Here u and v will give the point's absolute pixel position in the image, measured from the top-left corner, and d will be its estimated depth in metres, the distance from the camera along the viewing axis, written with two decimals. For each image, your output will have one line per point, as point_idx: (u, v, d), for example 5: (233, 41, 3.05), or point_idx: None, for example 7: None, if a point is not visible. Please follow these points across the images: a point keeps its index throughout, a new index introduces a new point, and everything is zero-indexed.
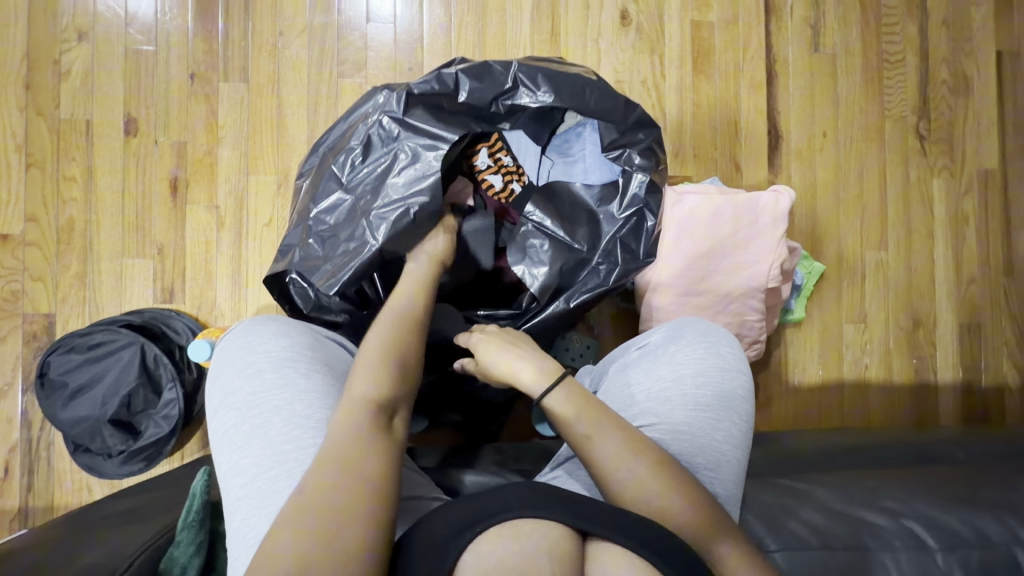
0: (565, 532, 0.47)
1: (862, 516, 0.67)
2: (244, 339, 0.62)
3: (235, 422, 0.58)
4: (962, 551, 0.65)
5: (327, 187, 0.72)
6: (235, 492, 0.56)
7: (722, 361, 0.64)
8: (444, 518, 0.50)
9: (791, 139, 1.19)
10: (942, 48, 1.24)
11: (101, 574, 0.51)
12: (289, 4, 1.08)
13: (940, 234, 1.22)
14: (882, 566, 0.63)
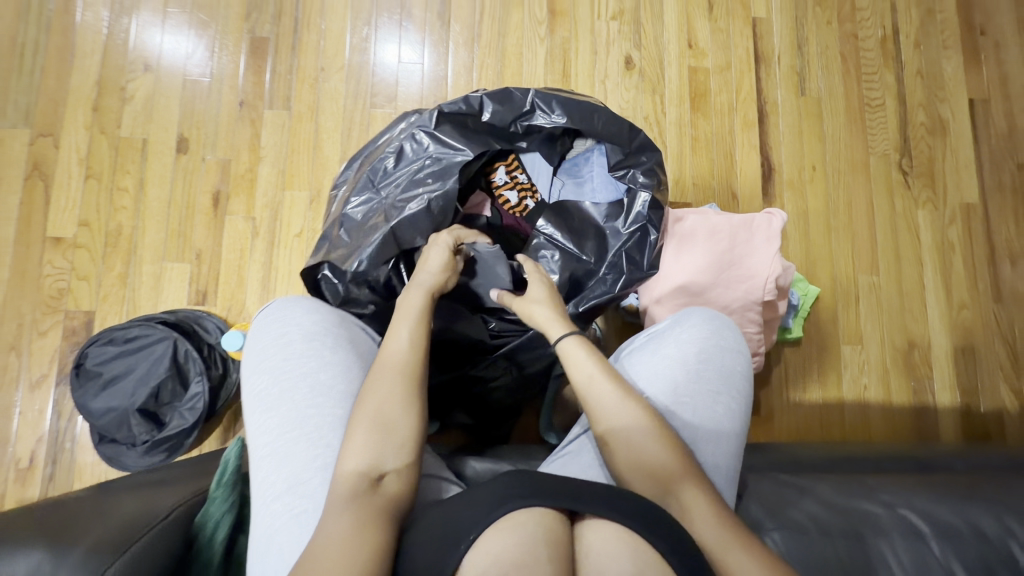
0: (559, 519, 0.51)
1: (862, 506, 0.66)
2: (280, 312, 0.68)
3: (266, 385, 0.64)
4: (960, 542, 0.62)
5: (364, 190, 0.81)
6: (261, 448, 0.62)
7: (722, 341, 0.70)
8: (447, 511, 0.53)
9: (782, 172, 1.29)
10: (918, 95, 1.36)
11: (144, 521, 0.55)
12: (331, 45, 1.22)
13: (927, 262, 1.30)
14: (878, 552, 0.62)
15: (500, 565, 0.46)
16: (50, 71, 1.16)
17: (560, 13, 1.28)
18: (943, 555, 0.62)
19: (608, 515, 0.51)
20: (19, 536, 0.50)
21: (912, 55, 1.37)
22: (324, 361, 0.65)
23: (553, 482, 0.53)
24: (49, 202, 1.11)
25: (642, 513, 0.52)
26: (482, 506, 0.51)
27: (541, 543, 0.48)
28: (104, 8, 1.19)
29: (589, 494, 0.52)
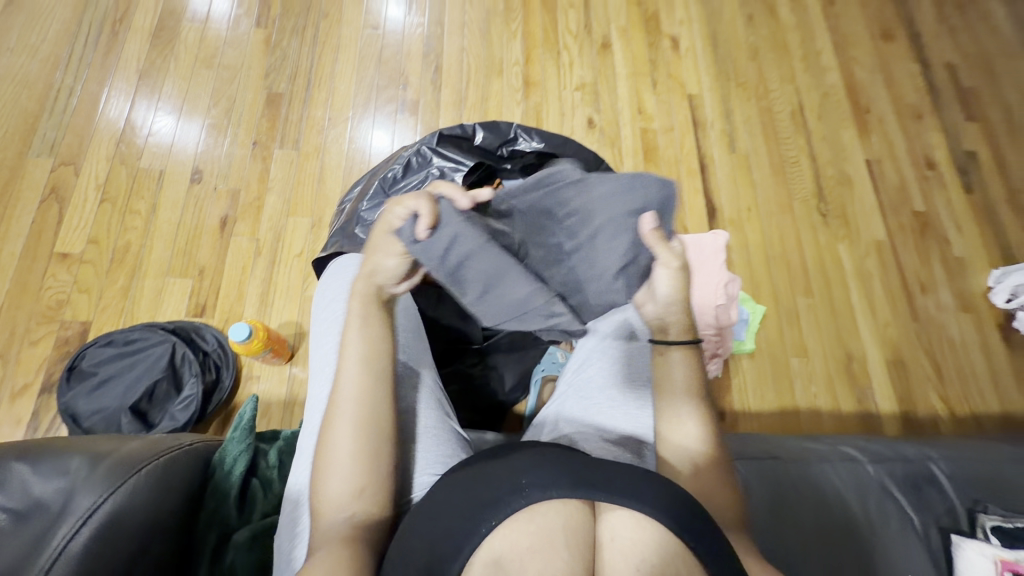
0: (579, 508, 0.51)
1: (814, 448, 0.76)
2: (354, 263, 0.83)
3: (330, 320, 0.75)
4: (889, 464, 0.73)
5: (376, 195, 0.96)
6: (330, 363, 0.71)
7: (662, 314, 0.91)
8: (466, 499, 0.54)
9: (723, 211, 1.52)
10: (826, 155, 1.66)
11: (166, 442, 0.60)
12: (338, 99, 1.42)
13: (853, 287, 1.51)
14: (824, 474, 0.71)
15: (517, 550, 0.49)
16: (81, 112, 1.31)
17: (533, 84, 1.54)
18: (875, 473, 0.71)
19: (625, 503, 0.51)
20: (54, 442, 0.54)
21: (817, 125, 1.69)
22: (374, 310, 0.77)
23: (573, 470, 0.53)
24: (61, 222, 1.20)
25: (666, 504, 0.51)
26: (502, 488, 0.53)
27: (558, 527, 0.49)
28: (138, 64, 1.38)
29: (606, 481, 0.52)
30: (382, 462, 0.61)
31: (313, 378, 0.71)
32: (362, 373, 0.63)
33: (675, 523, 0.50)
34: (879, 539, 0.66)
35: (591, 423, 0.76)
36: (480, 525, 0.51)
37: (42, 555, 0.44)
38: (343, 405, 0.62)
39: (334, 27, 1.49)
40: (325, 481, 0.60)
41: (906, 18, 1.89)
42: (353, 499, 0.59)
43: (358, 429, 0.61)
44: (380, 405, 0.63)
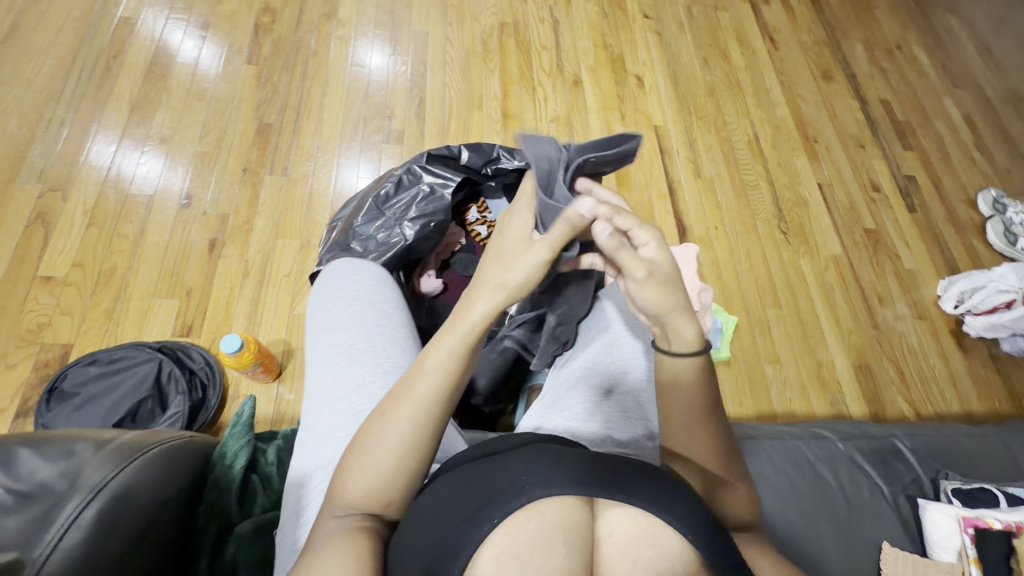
0: (578, 506, 0.46)
1: (798, 435, 0.85)
2: (350, 263, 0.82)
3: (341, 307, 0.76)
4: (855, 441, 0.84)
5: (371, 212, 1.02)
6: (331, 357, 0.72)
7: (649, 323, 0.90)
8: (455, 496, 0.49)
9: (693, 230, 1.62)
10: (783, 179, 1.80)
11: (158, 437, 0.60)
12: (326, 130, 1.49)
13: (817, 298, 1.61)
14: (802, 451, 0.82)
15: (512, 549, 0.44)
16: (71, 141, 1.35)
17: (511, 116, 1.65)
18: (845, 448, 0.83)
19: (626, 500, 0.47)
20: (51, 434, 0.54)
21: (772, 153, 1.84)
22: (387, 297, 0.78)
23: (579, 465, 0.48)
24: (45, 246, 1.21)
25: (671, 503, 0.47)
26: (499, 484, 0.47)
27: (554, 527, 0.45)
28: (130, 97, 1.43)
29: (612, 478, 0.48)
30: (413, 476, 0.57)
31: (318, 369, 0.72)
32: (436, 394, 0.58)
33: (685, 526, 0.47)
34: (853, 503, 0.77)
35: (578, 412, 0.78)
36: (475, 524, 0.45)
37: (52, 527, 0.47)
38: (395, 427, 0.57)
39: (323, 65, 1.59)
40: (345, 483, 0.57)
41: (842, 62, 2.11)
42: (365, 506, 0.56)
43: (400, 447, 0.56)
44: (432, 427, 0.58)
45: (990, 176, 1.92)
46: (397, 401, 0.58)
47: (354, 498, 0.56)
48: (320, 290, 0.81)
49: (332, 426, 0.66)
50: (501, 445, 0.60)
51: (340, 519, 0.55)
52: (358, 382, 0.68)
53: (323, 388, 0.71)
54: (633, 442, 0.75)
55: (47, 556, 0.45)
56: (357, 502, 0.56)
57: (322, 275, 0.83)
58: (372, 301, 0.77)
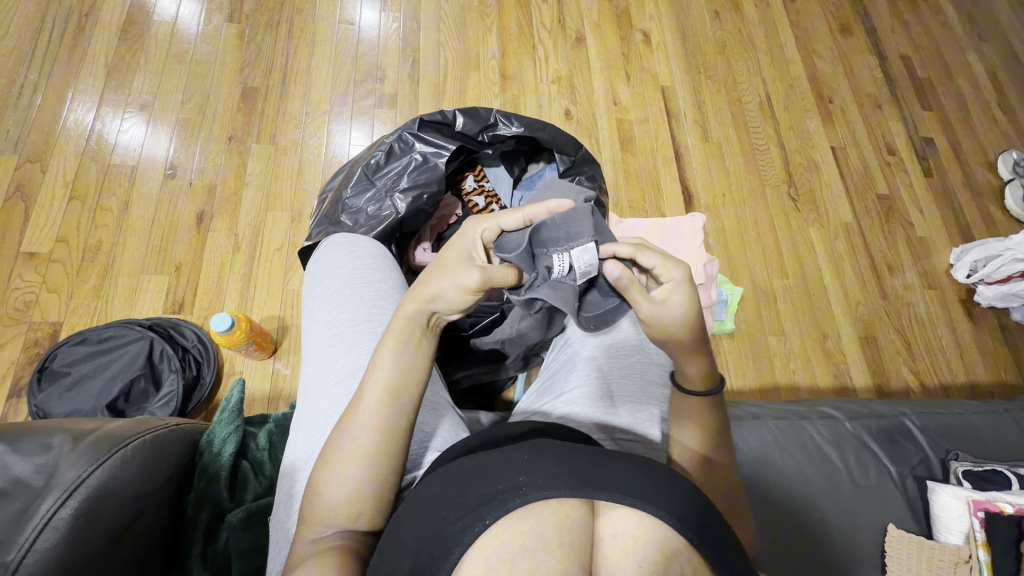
0: (578, 506, 0.45)
1: (804, 414, 0.83)
2: (349, 238, 0.78)
3: (339, 286, 0.72)
4: (863, 420, 0.82)
5: (361, 182, 0.97)
6: (329, 339, 0.68)
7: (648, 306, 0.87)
8: (448, 495, 0.47)
9: (699, 198, 1.56)
10: (796, 143, 1.72)
11: (141, 427, 0.58)
12: (315, 95, 1.41)
13: (825, 268, 1.56)
14: (807, 431, 0.80)
15: (507, 550, 0.43)
16: (46, 109, 1.28)
17: (510, 77, 1.56)
18: (853, 428, 0.81)
19: (629, 503, 0.45)
20: (29, 426, 0.52)
21: (784, 116, 1.75)
22: (386, 276, 0.75)
23: (581, 464, 0.47)
24: (27, 221, 1.16)
25: (679, 504, 0.46)
26: (496, 484, 0.46)
27: (552, 527, 0.43)
28: (106, 60, 1.35)
29: (612, 477, 0.46)
30: (388, 478, 0.57)
31: (315, 351, 0.69)
32: (389, 398, 0.57)
33: (688, 528, 0.45)
34: (860, 485, 0.76)
35: (577, 394, 0.75)
36: (467, 527, 0.44)
37: (27, 527, 0.45)
38: (352, 435, 0.56)
39: (309, 23, 1.49)
40: (320, 494, 0.56)
41: (863, 14, 1.98)
42: (343, 517, 0.55)
43: (362, 451, 0.55)
44: (392, 433, 0.57)
45: (1012, 137, 1.83)
46: (350, 409, 0.57)
47: (329, 511, 0.55)
48: (318, 266, 0.78)
49: (327, 411, 0.63)
50: (494, 438, 0.59)
51: (320, 534, 0.54)
52: (355, 366, 0.65)
53: (319, 370, 0.67)
54: (634, 426, 0.73)
55: (22, 559, 0.43)
56: (331, 514, 0.55)
57: (320, 250, 0.79)
58: (371, 280, 0.73)
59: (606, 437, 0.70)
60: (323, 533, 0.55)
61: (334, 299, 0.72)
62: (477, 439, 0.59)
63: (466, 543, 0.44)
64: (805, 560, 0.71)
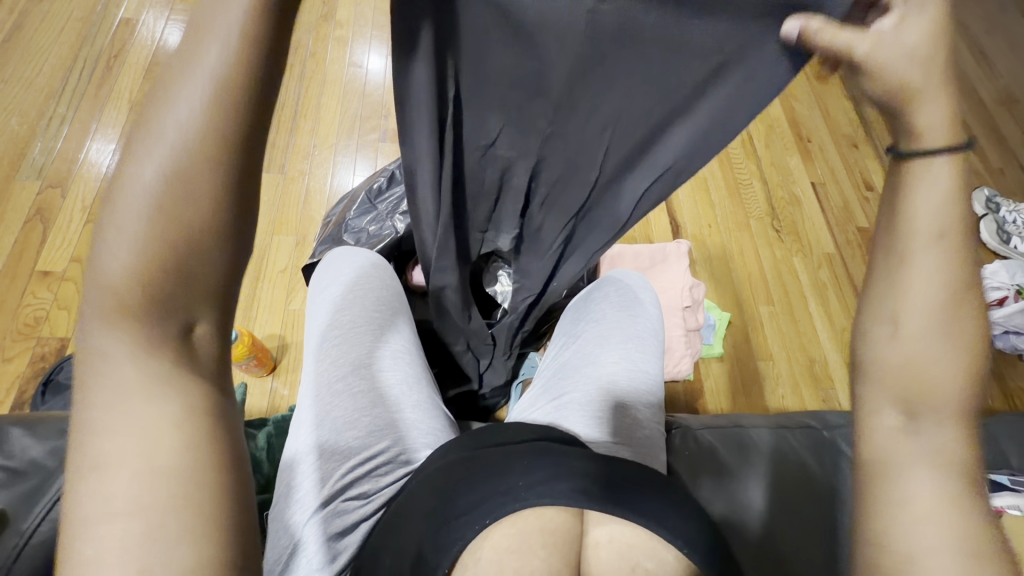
0: (570, 515, 0.50)
1: (775, 419, 0.92)
2: (351, 252, 0.83)
3: (340, 292, 0.77)
4: (841, 431, 0.89)
5: (363, 206, 1.04)
6: (329, 339, 0.72)
7: (639, 312, 0.90)
8: (446, 498, 0.51)
9: (686, 229, 1.64)
10: (778, 178, 1.80)
11: None
12: (323, 130, 1.50)
13: (810, 293, 1.60)
14: (784, 437, 0.88)
15: (499, 550, 0.47)
16: (71, 139, 1.36)
17: None
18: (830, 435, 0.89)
19: (622, 514, 0.50)
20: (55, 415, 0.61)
21: (766, 153, 1.85)
22: (386, 285, 0.81)
23: (583, 479, 0.51)
24: (44, 242, 1.22)
25: (668, 516, 0.50)
26: (497, 486, 0.50)
27: (536, 531, 0.48)
28: (130, 97, 1.45)
29: (610, 491, 0.51)
30: (212, 279, 0.35)
31: (313, 352, 0.72)
32: (195, 125, 0.32)
33: (677, 537, 0.49)
34: (839, 490, 0.83)
35: (570, 401, 0.79)
36: (466, 529, 0.48)
37: (40, 502, 0.54)
38: (141, 170, 0.33)
39: (320, 66, 1.60)
40: (99, 292, 0.34)
41: None
42: (145, 335, 0.35)
43: (152, 216, 0.33)
44: (211, 163, 0.33)
45: (984, 176, 1.92)
46: (137, 127, 0.33)
47: (127, 327, 0.34)
48: (321, 275, 0.82)
49: (328, 405, 0.67)
50: (491, 439, 0.61)
51: (114, 364, 0.35)
52: (356, 363, 0.70)
53: (319, 371, 0.70)
54: (624, 432, 0.76)
55: (34, 528, 0.53)
56: (125, 329, 0.34)
57: (325, 260, 0.84)
58: (370, 288, 0.78)
59: (603, 447, 0.73)
60: (121, 357, 0.35)
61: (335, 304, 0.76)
62: (476, 439, 0.61)
63: (463, 540, 0.47)
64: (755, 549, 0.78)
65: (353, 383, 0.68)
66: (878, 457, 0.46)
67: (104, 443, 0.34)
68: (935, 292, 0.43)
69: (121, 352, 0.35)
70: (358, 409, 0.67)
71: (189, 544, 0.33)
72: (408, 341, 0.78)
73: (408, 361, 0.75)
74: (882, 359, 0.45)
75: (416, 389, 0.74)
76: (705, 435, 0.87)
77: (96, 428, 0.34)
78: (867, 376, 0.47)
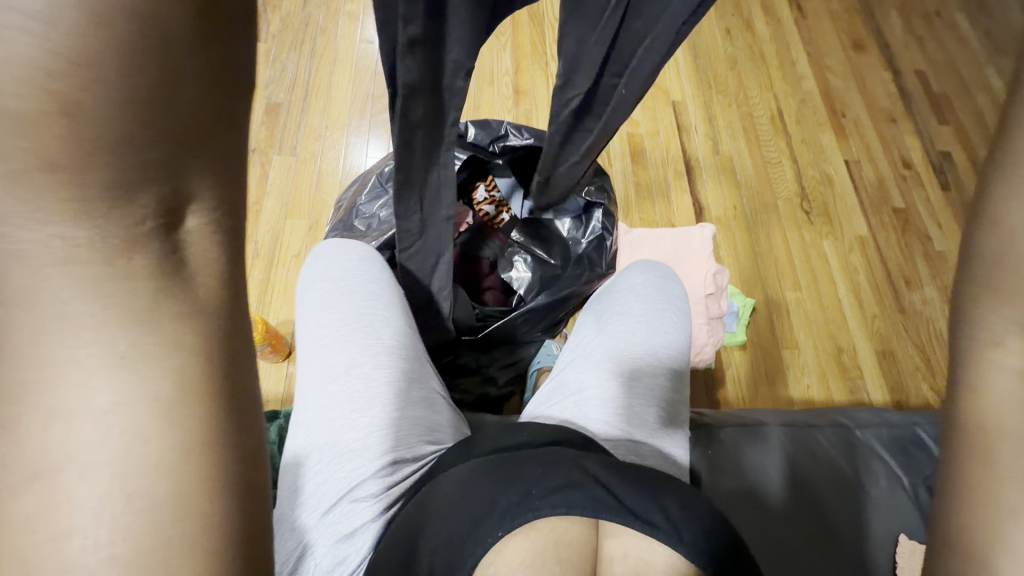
0: (585, 529, 0.49)
1: (804, 416, 0.88)
2: (335, 246, 0.80)
3: (329, 289, 0.75)
4: (875, 429, 0.86)
5: (374, 190, 1.01)
6: (322, 338, 0.71)
7: (662, 303, 0.86)
8: (453, 507, 0.49)
9: (710, 211, 1.57)
10: (808, 156, 1.71)
11: None
12: (334, 110, 1.46)
13: (840, 278, 1.53)
14: (812, 435, 0.84)
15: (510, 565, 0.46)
16: None
17: (523, 92, 1.58)
18: (863, 436, 0.85)
19: (639, 526, 0.47)
20: None
21: (797, 129, 1.75)
22: (376, 277, 0.78)
23: (599, 488, 0.49)
24: None
25: (692, 530, 0.47)
26: (510, 495, 0.48)
27: (547, 544, 0.47)
28: None
29: (628, 499, 0.48)
30: (170, 166, 0.28)
31: (306, 352, 0.71)
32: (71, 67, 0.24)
33: (699, 553, 0.46)
34: (869, 492, 0.80)
35: (589, 397, 0.76)
36: (477, 544, 0.46)
37: None
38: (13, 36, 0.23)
39: (330, 42, 1.55)
40: (20, 230, 0.27)
41: (876, 30, 1.98)
42: (109, 273, 0.29)
43: (73, 107, 0.25)
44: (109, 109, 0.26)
45: None
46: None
47: (76, 290, 0.28)
48: (308, 270, 0.80)
49: (324, 408, 0.66)
50: (505, 440, 0.59)
51: (55, 322, 0.28)
52: (349, 363, 0.68)
53: (313, 370, 0.69)
54: (644, 430, 0.73)
55: None
56: (80, 269, 0.28)
57: (310, 256, 0.81)
58: (359, 282, 0.76)
59: (621, 449, 0.70)
60: (73, 307, 0.28)
61: (324, 300, 0.75)
62: (488, 442, 0.59)
63: (473, 555, 0.45)
64: (782, 553, 0.74)
65: (346, 382, 0.67)
66: (992, 421, 0.28)
67: (61, 418, 0.28)
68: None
69: (67, 296, 0.28)
70: (356, 411, 0.65)
71: (194, 514, 0.28)
72: (403, 332, 0.74)
73: (406, 354, 0.72)
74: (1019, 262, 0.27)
75: (420, 383, 0.71)
76: (729, 433, 0.84)
77: (38, 403, 0.28)
78: (988, 289, 0.29)
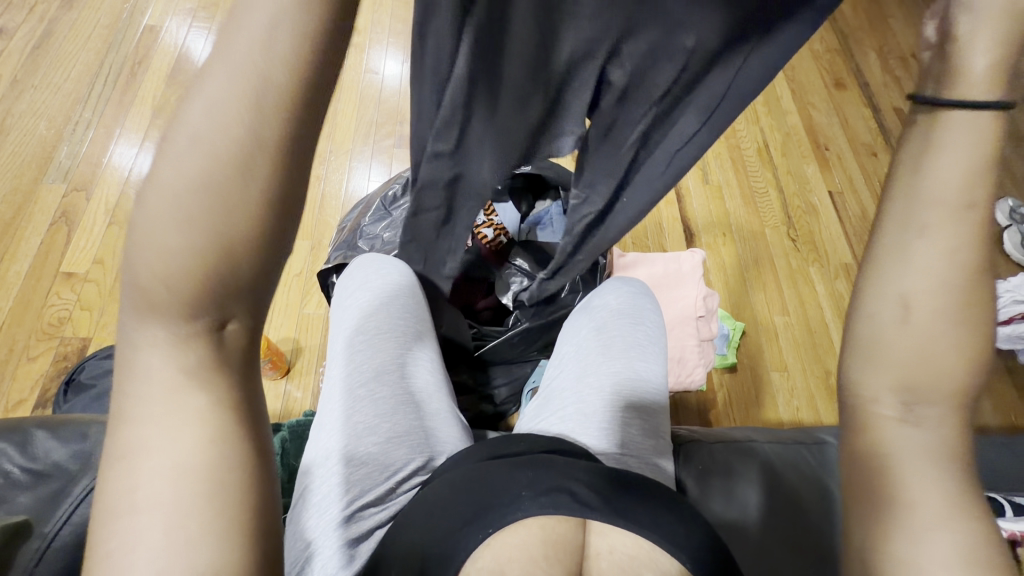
0: (572, 528, 0.50)
1: (790, 434, 0.90)
2: (376, 258, 0.85)
3: (366, 297, 0.79)
4: None
5: (378, 212, 1.05)
6: (354, 344, 0.74)
7: (661, 327, 0.91)
8: (447, 510, 0.52)
9: (700, 237, 1.63)
10: (793, 186, 1.78)
11: None
12: (341, 134, 1.52)
13: (826, 304, 1.57)
14: (797, 452, 0.87)
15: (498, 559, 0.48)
16: (95, 143, 1.42)
17: None
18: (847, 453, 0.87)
19: (624, 525, 0.50)
20: (82, 417, 0.64)
21: (782, 161, 1.83)
22: (413, 293, 0.82)
23: (587, 492, 0.51)
24: (68, 244, 1.28)
25: (673, 528, 0.50)
26: (500, 496, 0.50)
27: (537, 541, 0.49)
28: (154, 101, 1.50)
29: (611, 500, 0.51)
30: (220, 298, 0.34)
31: (335, 356, 0.75)
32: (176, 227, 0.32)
33: (681, 550, 0.49)
34: None
35: (578, 412, 0.78)
36: (469, 542, 0.48)
37: (63, 504, 0.55)
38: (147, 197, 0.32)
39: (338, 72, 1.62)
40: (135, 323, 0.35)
41: (857, 71, 2.08)
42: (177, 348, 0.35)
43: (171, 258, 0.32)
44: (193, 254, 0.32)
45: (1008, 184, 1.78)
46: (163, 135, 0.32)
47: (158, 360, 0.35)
48: (348, 280, 0.85)
49: (347, 411, 0.68)
50: (499, 449, 0.61)
51: (143, 366, 0.36)
52: (375, 372, 0.71)
53: (340, 374, 0.72)
54: (641, 445, 0.77)
55: (57, 530, 0.53)
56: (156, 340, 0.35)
57: (350, 265, 0.86)
58: (394, 294, 0.80)
59: (615, 461, 0.73)
60: (152, 360, 0.35)
61: (359, 308, 0.79)
62: (481, 450, 0.61)
63: (467, 551, 0.48)
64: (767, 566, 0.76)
65: (373, 389, 0.70)
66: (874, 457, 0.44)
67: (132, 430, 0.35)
68: (945, 281, 0.40)
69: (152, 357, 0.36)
70: (375, 418, 0.68)
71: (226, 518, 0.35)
72: (422, 349, 0.78)
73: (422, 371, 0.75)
74: (886, 347, 0.43)
75: (434, 399, 0.75)
76: (719, 449, 0.86)
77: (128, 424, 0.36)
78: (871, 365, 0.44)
